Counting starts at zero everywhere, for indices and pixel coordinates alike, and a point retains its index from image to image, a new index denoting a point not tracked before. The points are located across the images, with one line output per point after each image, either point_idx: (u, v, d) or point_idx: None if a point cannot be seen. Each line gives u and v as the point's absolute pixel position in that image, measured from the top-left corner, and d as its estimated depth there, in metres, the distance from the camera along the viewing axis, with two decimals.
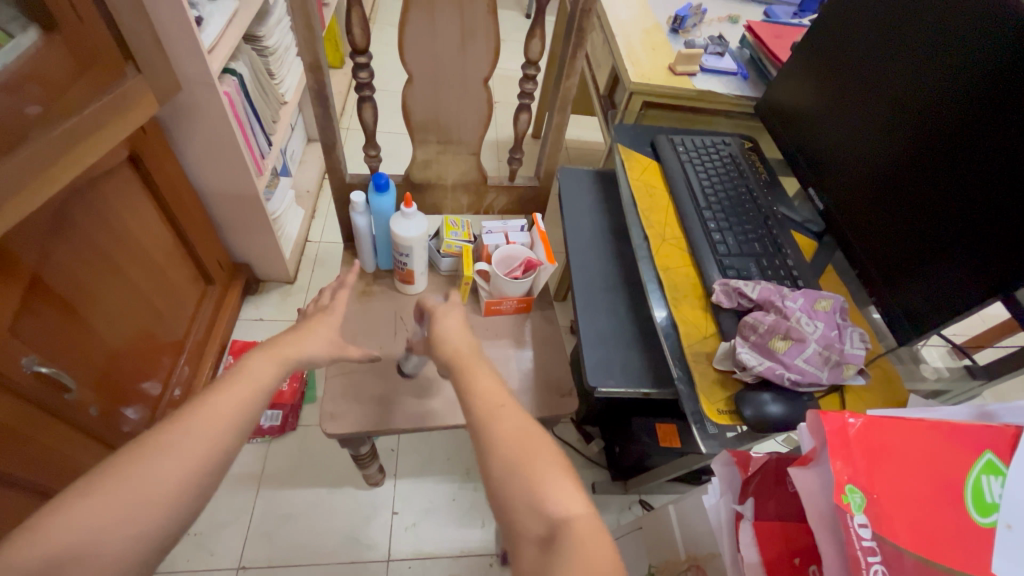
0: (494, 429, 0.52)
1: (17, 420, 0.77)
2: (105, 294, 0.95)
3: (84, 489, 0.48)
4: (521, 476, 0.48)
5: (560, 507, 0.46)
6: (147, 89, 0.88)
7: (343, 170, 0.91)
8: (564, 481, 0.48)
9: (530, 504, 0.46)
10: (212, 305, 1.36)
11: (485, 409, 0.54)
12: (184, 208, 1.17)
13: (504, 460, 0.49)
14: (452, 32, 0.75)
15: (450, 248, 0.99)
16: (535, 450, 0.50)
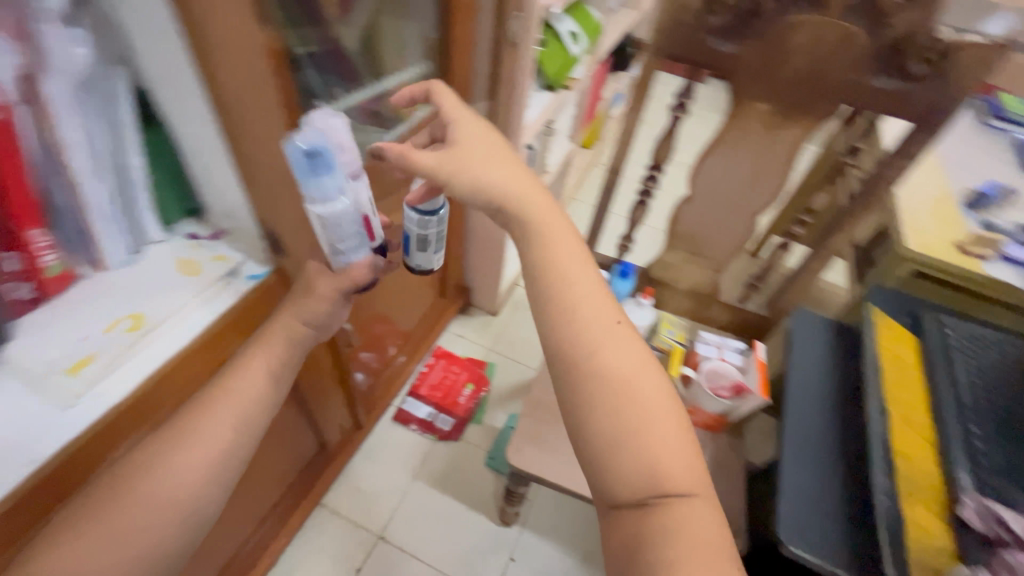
0: (609, 368, 0.51)
1: (321, 360, 1.04)
2: (390, 288, 1.23)
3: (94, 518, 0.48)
4: (637, 440, 0.48)
5: (671, 480, 0.48)
6: None
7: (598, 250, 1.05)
8: (674, 445, 0.49)
9: (641, 474, 0.48)
10: (437, 313, 1.62)
11: (592, 339, 0.52)
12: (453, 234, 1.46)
13: (619, 416, 0.49)
14: (743, 171, 0.85)
15: (661, 343, 1.03)
16: (654, 411, 0.50)
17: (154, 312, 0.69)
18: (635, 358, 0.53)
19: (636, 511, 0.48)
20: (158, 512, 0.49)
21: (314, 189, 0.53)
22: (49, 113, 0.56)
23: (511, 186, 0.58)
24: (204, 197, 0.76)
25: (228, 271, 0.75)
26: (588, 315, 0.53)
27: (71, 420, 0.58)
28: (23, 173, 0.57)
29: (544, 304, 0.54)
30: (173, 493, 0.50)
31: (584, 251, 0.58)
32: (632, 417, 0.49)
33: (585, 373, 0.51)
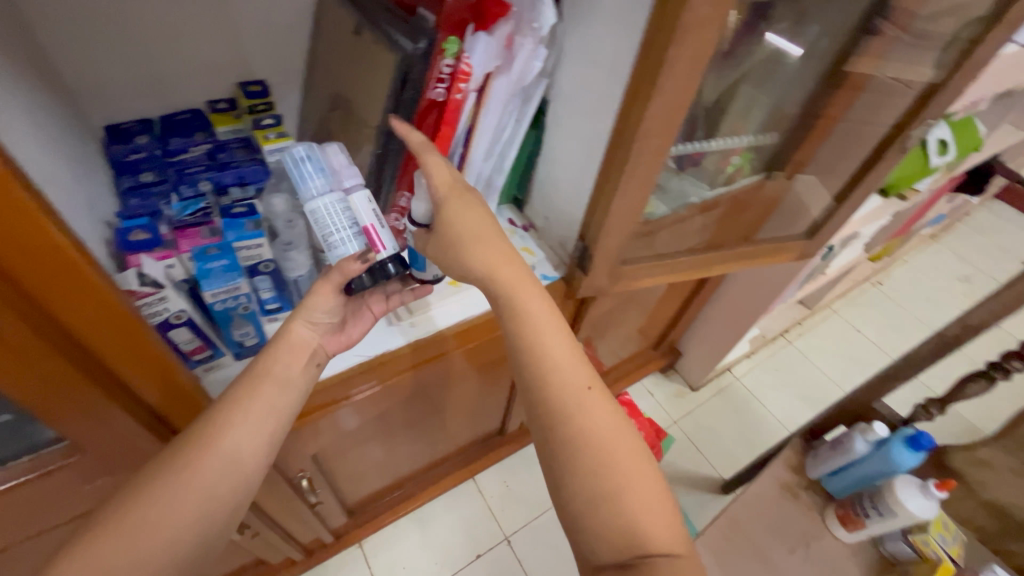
0: (592, 434, 0.51)
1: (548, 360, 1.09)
2: (620, 322, 1.23)
3: (129, 513, 0.47)
4: (616, 502, 0.49)
5: (652, 541, 0.48)
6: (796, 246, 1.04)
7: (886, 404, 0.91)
8: (657, 506, 0.50)
9: (621, 535, 0.48)
10: (639, 360, 1.60)
11: (574, 401, 0.53)
12: (696, 298, 1.39)
13: (603, 481, 0.50)
14: None
15: (922, 544, 0.80)
16: (635, 472, 0.50)
17: None
18: (608, 419, 0.53)
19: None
20: (193, 501, 0.50)
21: (306, 188, 0.57)
22: (487, 98, 0.67)
23: (490, 265, 0.58)
24: (538, 193, 0.86)
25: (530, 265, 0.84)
26: (564, 381, 0.54)
27: (360, 347, 0.75)
28: (448, 145, 0.69)
29: (526, 375, 0.56)
30: (199, 501, 0.50)
31: (553, 308, 0.58)
32: (614, 481, 0.50)
33: (562, 439, 0.52)
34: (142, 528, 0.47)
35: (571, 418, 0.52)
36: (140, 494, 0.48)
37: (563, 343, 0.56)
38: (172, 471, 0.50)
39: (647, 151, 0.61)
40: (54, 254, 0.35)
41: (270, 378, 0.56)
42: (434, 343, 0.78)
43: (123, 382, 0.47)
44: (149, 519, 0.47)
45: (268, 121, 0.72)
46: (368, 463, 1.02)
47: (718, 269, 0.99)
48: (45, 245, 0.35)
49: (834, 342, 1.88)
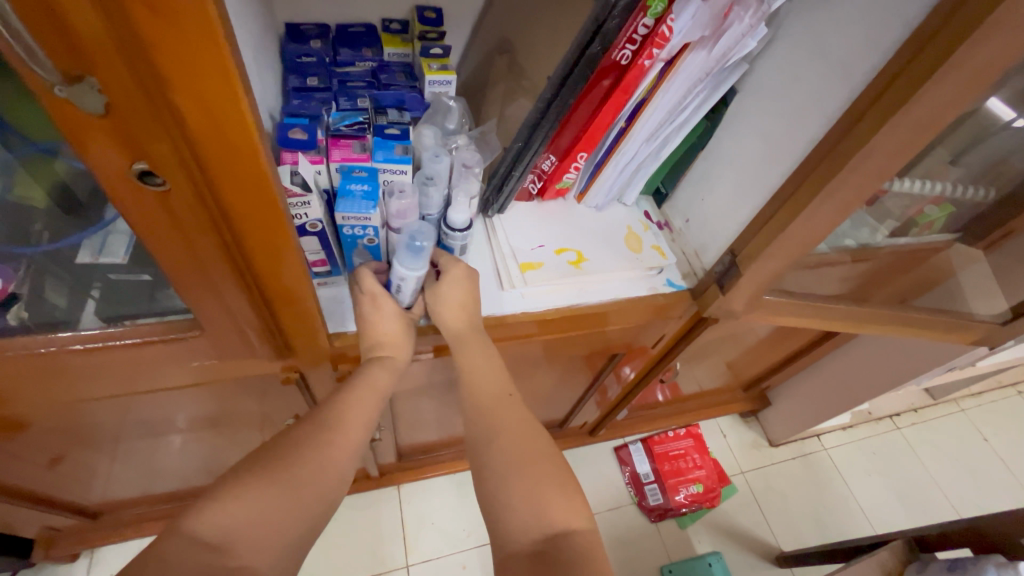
0: (510, 435, 0.54)
1: (640, 369, 1.02)
2: (719, 353, 1.13)
3: (265, 475, 0.45)
4: (532, 494, 0.50)
5: (571, 519, 0.50)
6: (967, 327, 0.91)
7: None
8: (570, 494, 0.51)
9: (530, 515, 0.49)
10: (722, 397, 1.47)
11: (492, 401, 0.57)
12: (810, 349, 1.23)
13: (523, 471, 0.52)
14: None
15: None
16: (541, 457, 0.53)
17: (592, 259, 0.73)
18: (534, 455, 0.53)
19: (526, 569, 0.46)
20: (327, 465, 0.48)
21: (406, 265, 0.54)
22: (674, 72, 0.60)
23: (456, 323, 0.61)
24: (681, 192, 0.78)
25: (658, 267, 0.76)
26: (501, 419, 0.56)
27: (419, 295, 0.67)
28: (615, 113, 0.64)
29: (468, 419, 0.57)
30: (331, 465, 0.49)
31: (500, 363, 0.61)
32: (521, 460, 0.52)
33: (480, 433, 0.55)
34: (285, 498, 0.45)
35: (534, 452, 0.53)
36: (276, 459, 0.47)
37: (490, 358, 0.61)
38: (306, 450, 0.48)
39: (862, 173, 0.50)
40: (244, 141, 0.33)
41: (381, 382, 0.56)
42: (503, 326, 0.69)
43: (256, 283, 0.47)
44: (291, 490, 0.45)
45: (437, 51, 0.69)
46: (428, 416, 1.02)
47: (870, 327, 0.87)
48: (240, 131, 0.33)
49: (952, 444, 1.61)
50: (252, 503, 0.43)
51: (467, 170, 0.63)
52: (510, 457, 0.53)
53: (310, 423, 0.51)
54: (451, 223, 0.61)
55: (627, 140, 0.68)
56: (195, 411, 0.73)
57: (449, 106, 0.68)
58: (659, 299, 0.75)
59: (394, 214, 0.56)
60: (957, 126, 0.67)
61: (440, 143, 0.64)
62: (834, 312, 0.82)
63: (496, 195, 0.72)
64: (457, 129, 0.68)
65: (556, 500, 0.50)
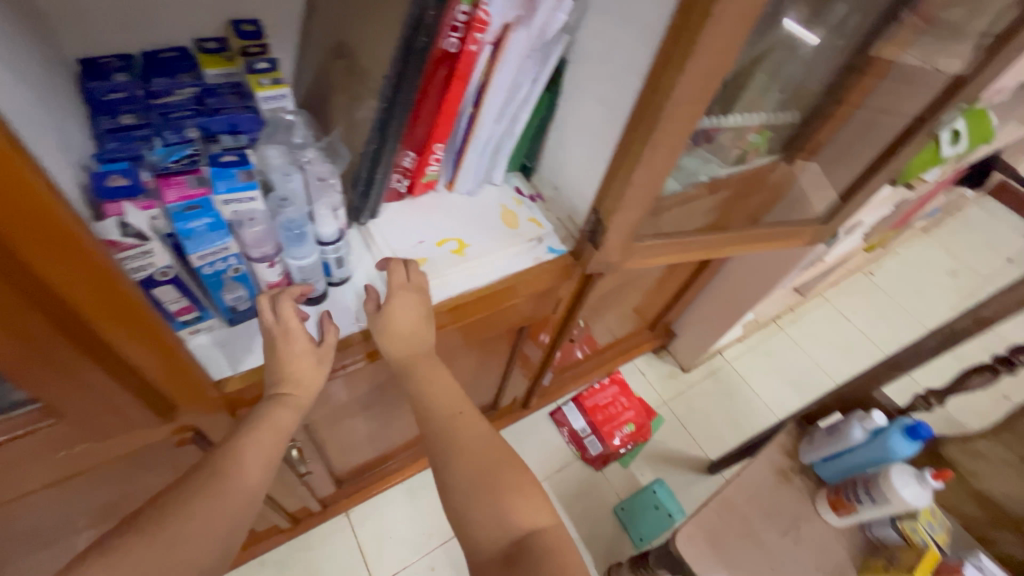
0: (459, 442, 0.60)
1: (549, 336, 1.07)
2: (619, 304, 1.22)
3: (143, 538, 0.44)
4: (485, 494, 0.56)
5: (518, 503, 0.56)
6: (804, 232, 1.05)
7: (876, 399, 0.93)
8: (516, 481, 0.58)
9: (489, 512, 0.55)
10: (635, 339, 1.58)
11: (447, 418, 0.62)
12: (696, 278, 1.37)
13: (475, 474, 0.57)
14: None
15: (909, 530, 0.81)
16: (504, 472, 0.58)
17: (472, 245, 0.76)
18: (486, 448, 0.60)
19: (499, 571, 0.53)
20: (212, 522, 0.47)
21: (294, 254, 0.58)
22: (503, 54, 0.63)
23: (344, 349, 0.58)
24: (547, 163, 0.82)
25: (537, 237, 0.80)
26: (455, 433, 0.61)
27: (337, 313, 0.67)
28: (458, 101, 0.66)
29: (429, 432, 0.61)
30: (221, 518, 0.47)
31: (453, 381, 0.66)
32: (483, 472, 0.58)
33: (434, 443, 0.60)
34: (164, 559, 0.44)
35: (479, 452, 0.59)
36: (157, 520, 0.45)
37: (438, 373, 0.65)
38: (190, 506, 0.47)
39: (678, 119, 0.57)
40: (23, 194, 0.30)
41: (281, 416, 0.54)
42: None
43: (126, 366, 0.46)
44: (169, 552, 0.44)
45: (263, 65, 0.66)
46: (360, 435, 1.00)
47: (729, 251, 0.98)
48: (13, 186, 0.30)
49: (823, 331, 1.87)
50: (119, 568, 0.42)
51: (324, 183, 0.61)
52: (464, 463, 0.58)
53: (200, 476, 0.49)
54: (320, 237, 0.60)
55: (478, 124, 0.70)
56: (81, 505, 0.65)
57: (289, 121, 0.64)
58: (542, 268, 0.79)
59: (251, 244, 0.56)
60: (755, 62, 0.77)
61: (289, 160, 0.61)
62: (694, 244, 0.91)
63: (364, 201, 0.70)
64: (305, 142, 0.66)
65: (499, 489, 0.56)
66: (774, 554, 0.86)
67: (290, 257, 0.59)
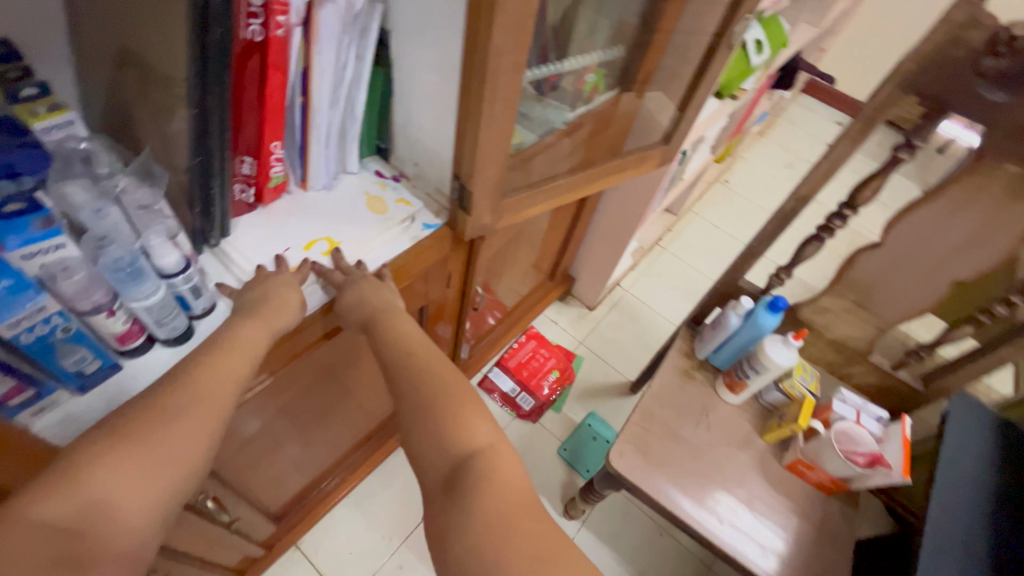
0: (417, 370, 0.61)
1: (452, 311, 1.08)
2: (514, 262, 1.25)
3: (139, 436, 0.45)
4: (433, 417, 0.58)
5: (456, 438, 0.56)
6: (656, 156, 1.14)
7: (742, 288, 1.05)
8: (458, 410, 0.58)
9: (433, 444, 0.56)
10: (540, 293, 1.65)
11: (403, 350, 0.64)
12: (579, 222, 1.44)
13: (423, 400, 0.59)
14: (955, 236, 0.77)
15: (790, 388, 0.97)
16: (451, 398, 0.59)
17: (344, 240, 0.73)
18: (444, 370, 0.62)
19: (441, 492, 0.53)
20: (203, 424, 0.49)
21: (134, 294, 0.53)
22: (317, 35, 0.59)
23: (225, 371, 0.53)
24: (399, 140, 0.80)
25: (409, 216, 0.79)
26: (419, 361, 0.63)
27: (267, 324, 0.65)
28: (282, 93, 0.61)
29: (386, 360, 0.64)
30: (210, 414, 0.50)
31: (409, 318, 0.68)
32: (431, 400, 0.59)
33: (393, 372, 0.62)
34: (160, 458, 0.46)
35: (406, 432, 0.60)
36: (149, 423, 0.46)
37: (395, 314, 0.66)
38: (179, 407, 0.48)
39: (504, 69, 0.58)
40: None
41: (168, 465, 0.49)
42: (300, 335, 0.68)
43: None
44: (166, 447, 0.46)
45: (31, 91, 0.56)
46: (285, 464, 0.95)
47: (594, 187, 1.04)
48: None
49: (699, 241, 2.08)
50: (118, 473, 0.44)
51: (149, 210, 0.57)
52: (413, 398, 0.60)
53: (111, 431, 0.45)
54: (161, 269, 0.56)
55: (314, 113, 0.67)
56: None
57: (84, 151, 0.56)
58: (424, 246, 0.78)
59: (76, 296, 0.49)
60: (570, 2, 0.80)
61: (98, 194, 0.53)
62: (559, 187, 0.95)
63: (207, 221, 0.64)
64: (113, 171, 0.58)
65: (435, 432, 0.57)
66: (693, 443, 0.97)
67: (128, 298, 0.54)
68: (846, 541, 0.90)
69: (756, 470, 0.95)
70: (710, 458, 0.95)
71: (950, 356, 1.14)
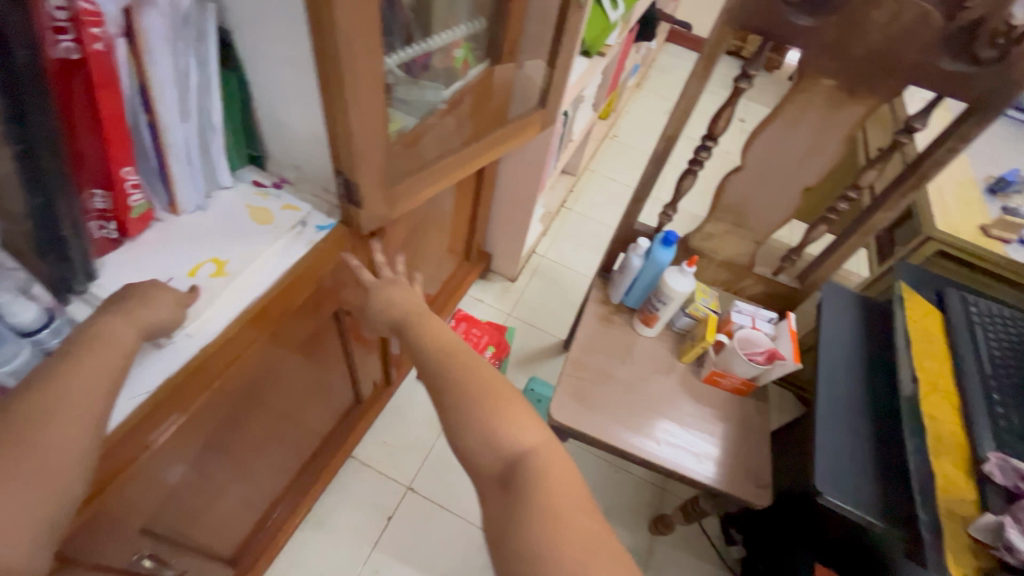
0: (459, 370, 0.66)
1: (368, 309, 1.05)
2: (426, 250, 1.25)
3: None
4: (483, 412, 0.61)
5: (506, 441, 0.59)
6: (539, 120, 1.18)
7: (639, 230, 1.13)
8: (511, 409, 0.62)
9: (484, 443, 0.60)
10: (460, 275, 1.65)
11: (442, 353, 0.68)
12: (482, 198, 1.46)
13: (470, 399, 0.62)
14: (798, 148, 0.88)
15: (695, 310, 1.07)
16: (496, 395, 0.63)
17: (233, 259, 0.69)
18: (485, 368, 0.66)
19: (498, 486, 0.58)
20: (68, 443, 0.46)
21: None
22: (145, 44, 0.54)
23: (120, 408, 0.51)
24: (269, 143, 0.76)
25: (299, 221, 0.76)
26: (463, 361, 0.67)
27: (136, 385, 0.58)
28: (121, 112, 0.56)
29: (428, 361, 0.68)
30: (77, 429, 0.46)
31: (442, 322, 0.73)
32: (482, 399, 0.63)
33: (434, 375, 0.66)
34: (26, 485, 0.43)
35: None
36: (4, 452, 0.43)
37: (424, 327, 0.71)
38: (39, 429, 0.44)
39: (357, 53, 0.57)
40: None
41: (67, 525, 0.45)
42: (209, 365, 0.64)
43: None
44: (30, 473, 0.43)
45: None
46: (227, 503, 0.90)
47: (485, 159, 1.05)
48: None
49: (601, 196, 2.19)
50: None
51: None
52: (461, 401, 0.63)
53: None
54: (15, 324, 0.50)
55: (165, 130, 0.61)
56: None
57: None
58: (322, 249, 0.76)
59: None
60: None
61: None
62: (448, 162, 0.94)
63: (65, 265, 0.58)
64: None
65: (485, 436, 0.60)
66: (623, 379, 1.04)
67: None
68: (764, 429, 1.02)
69: (681, 390, 1.05)
70: (639, 389, 1.03)
71: (817, 254, 1.31)
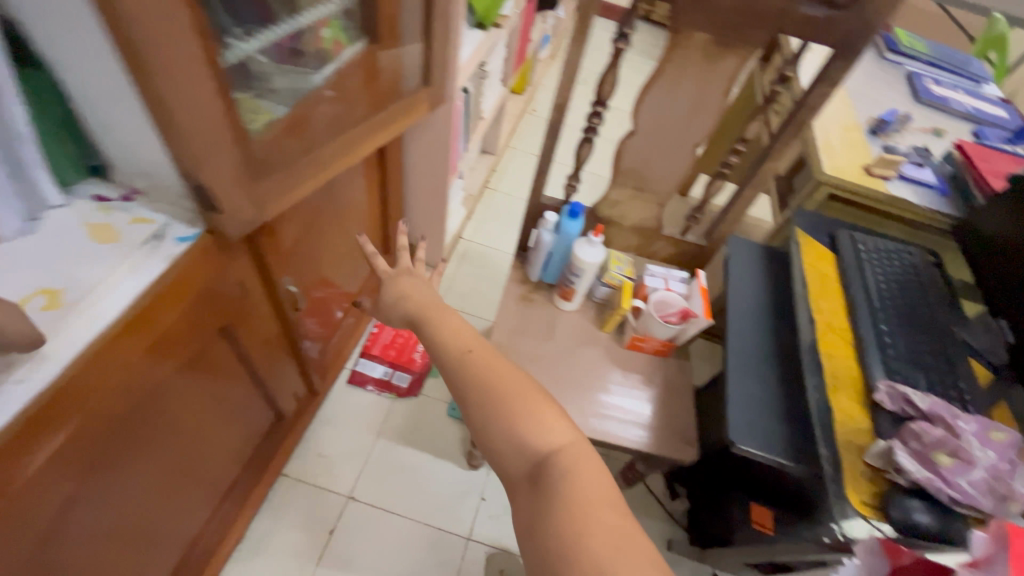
0: (489, 372, 0.63)
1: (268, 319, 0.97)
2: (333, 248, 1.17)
3: None
4: (505, 410, 0.60)
5: (535, 441, 0.59)
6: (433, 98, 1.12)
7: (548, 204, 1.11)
8: (544, 408, 0.61)
9: (514, 446, 0.59)
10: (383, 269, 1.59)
11: (459, 358, 0.65)
12: (390, 188, 1.39)
13: (496, 402, 0.60)
14: (684, 106, 0.87)
15: (611, 279, 1.07)
16: (520, 396, 0.61)
17: (69, 287, 0.60)
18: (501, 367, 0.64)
19: (529, 488, 0.57)
20: None
21: None
22: None
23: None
24: (102, 149, 0.67)
25: (152, 235, 0.67)
26: (482, 362, 0.64)
27: None
28: None
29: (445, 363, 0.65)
30: None
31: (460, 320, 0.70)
32: (509, 398, 0.61)
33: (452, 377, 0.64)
34: None
35: None
36: None
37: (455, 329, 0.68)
38: None
39: (163, 36, 0.50)
40: None
41: None
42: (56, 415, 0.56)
43: None
44: None
45: None
46: (126, 552, 0.82)
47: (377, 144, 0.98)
48: None
49: (523, 172, 2.16)
50: None
51: None
52: (485, 405, 0.61)
53: None
54: None
55: None
56: None
57: None
58: (184, 263, 0.68)
59: None
60: None
61: None
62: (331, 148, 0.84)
63: None
64: None
65: (511, 436, 0.59)
66: (546, 357, 1.03)
67: None
68: (687, 387, 1.05)
69: (604, 360, 1.05)
70: (563, 364, 1.02)
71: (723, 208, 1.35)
